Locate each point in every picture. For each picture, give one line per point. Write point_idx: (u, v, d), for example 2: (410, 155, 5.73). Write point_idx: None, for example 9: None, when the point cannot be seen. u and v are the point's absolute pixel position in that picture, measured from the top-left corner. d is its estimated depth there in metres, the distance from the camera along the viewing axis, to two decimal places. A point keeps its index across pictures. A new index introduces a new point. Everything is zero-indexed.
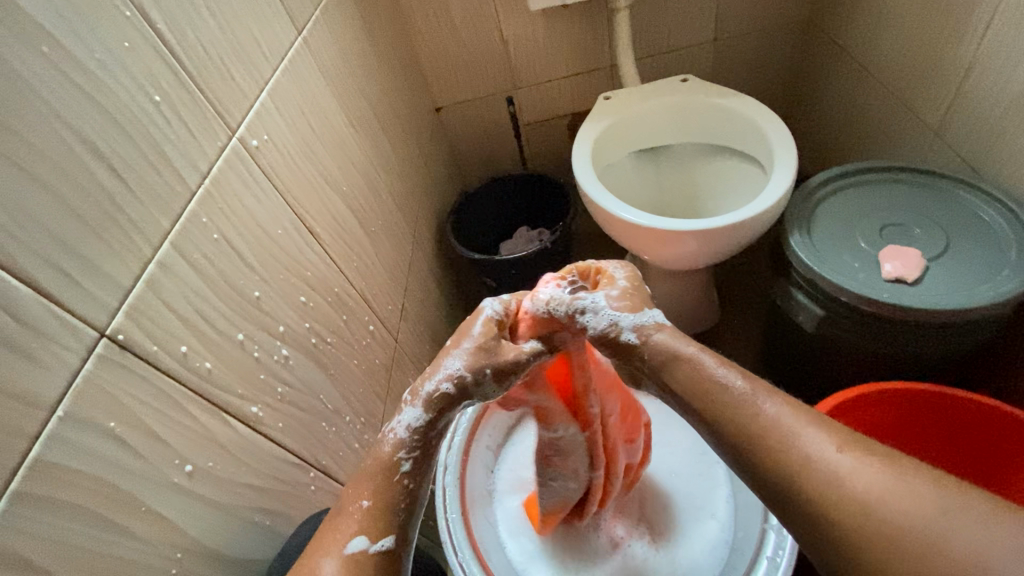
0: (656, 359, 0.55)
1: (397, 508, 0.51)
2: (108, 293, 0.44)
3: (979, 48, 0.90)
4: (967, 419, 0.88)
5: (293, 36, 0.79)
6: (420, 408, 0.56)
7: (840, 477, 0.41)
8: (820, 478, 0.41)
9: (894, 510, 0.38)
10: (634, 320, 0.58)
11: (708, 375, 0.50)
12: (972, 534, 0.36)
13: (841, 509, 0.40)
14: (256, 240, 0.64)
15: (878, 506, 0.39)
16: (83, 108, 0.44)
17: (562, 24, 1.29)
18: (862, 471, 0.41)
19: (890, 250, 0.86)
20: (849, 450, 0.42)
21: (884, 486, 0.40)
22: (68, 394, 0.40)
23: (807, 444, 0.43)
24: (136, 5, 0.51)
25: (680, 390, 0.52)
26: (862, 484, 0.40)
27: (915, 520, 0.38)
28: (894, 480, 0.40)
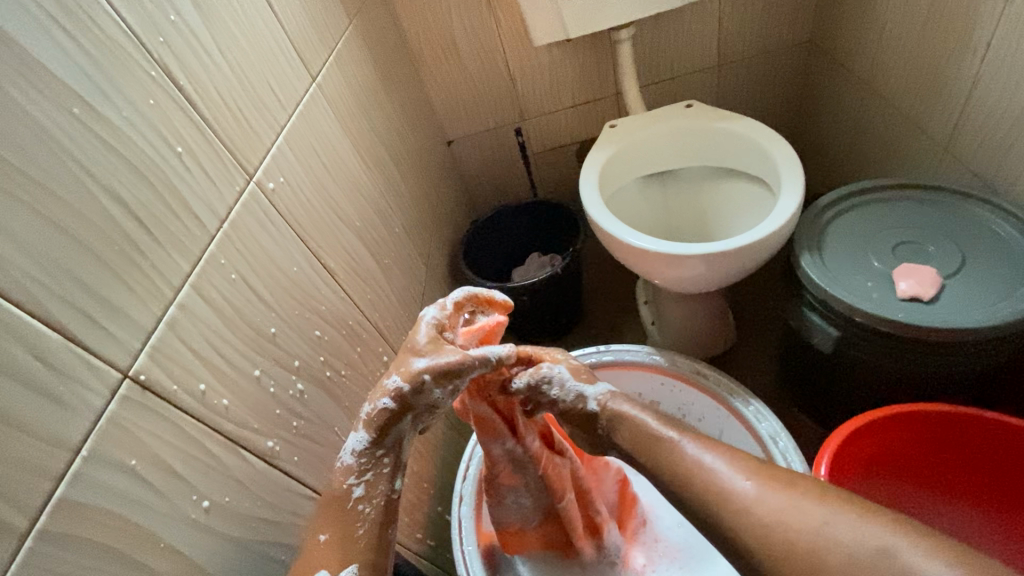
0: (611, 423, 0.66)
1: (356, 534, 0.56)
2: (130, 336, 0.47)
3: (982, 65, 0.90)
4: (992, 443, 0.84)
5: (308, 83, 0.83)
6: (362, 431, 0.59)
7: (751, 505, 0.51)
8: (740, 509, 0.51)
9: (788, 530, 0.48)
10: (594, 391, 0.68)
11: (653, 432, 0.62)
12: (844, 536, 0.46)
13: (752, 531, 0.50)
14: (272, 278, 0.67)
15: (777, 527, 0.49)
16: (110, 163, 0.48)
17: (566, 56, 1.33)
18: (766, 497, 0.51)
19: (903, 268, 0.85)
20: (756, 481, 0.53)
21: (783, 509, 0.49)
22: (91, 434, 0.42)
23: (724, 480, 0.54)
24: (160, 65, 0.55)
25: (635, 447, 0.63)
26: (765, 509, 0.50)
27: (807, 535, 0.47)
28: (787, 503, 0.50)
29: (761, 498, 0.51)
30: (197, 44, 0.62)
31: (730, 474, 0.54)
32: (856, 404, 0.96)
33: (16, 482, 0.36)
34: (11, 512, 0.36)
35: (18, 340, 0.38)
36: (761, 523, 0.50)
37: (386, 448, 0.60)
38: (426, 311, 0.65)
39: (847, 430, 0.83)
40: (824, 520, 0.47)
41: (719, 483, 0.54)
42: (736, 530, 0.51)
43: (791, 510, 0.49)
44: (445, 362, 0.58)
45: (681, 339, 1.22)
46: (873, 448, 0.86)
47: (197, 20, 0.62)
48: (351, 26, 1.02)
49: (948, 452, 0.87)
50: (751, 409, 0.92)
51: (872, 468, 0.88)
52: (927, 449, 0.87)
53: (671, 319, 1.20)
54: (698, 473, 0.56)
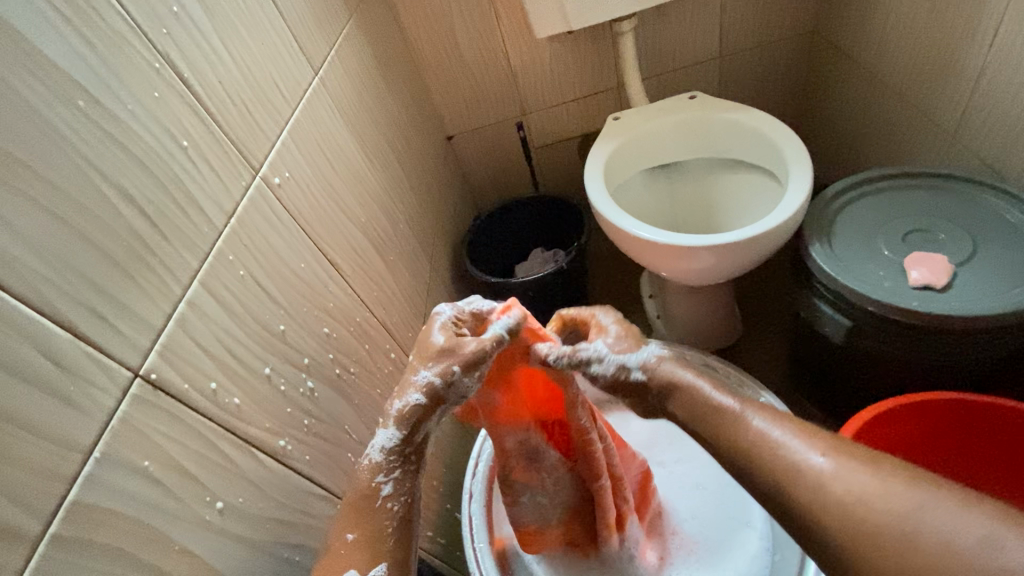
0: (664, 391, 0.59)
1: (384, 534, 0.53)
2: (141, 335, 0.45)
3: (991, 51, 0.89)
4: (1012, 434, 0.83)
5: (311, 76, 0.82)
6: (392, 427, 0.56)
7: (828, 483, 0.45)
8: (813, 485, 0.45)
9: (874, 510, 0.42)
10: (638, 358, 0.61)
11: (711, 401, 0.55)
12: (941, 520, 0.40)
13: (827, 514, 0.44)
14: (280, 275, 0.65)
15: (860, 507, 0.43)
16: (116, 157, 0.46)
17: (567, 49, 1.32)
18: (844, 475, 0.45)
19: (915, 256, 0.85)
20: (833, 456, 0.47)
21: (866, 487, 0.44)
22: (103, 436, 0.41)
23: (795, 453, 0.48)
24: (164, 57, 0.54)
25: (691, 417, 0.57)
26: (844, 487, 0.44)
27: (893, 517, 0.42)
28: (873, 483, 0.44)
29: (839, 474, 0.45)
30: (200, 35, 0.60)
31: (802, 448, 0.48)
32: (867, 394, 0.96)
33: (28, 486, 0.35)
34: (22, 516, 0.34)
35: (28, 340, 0.37)
36: (841, 502, 0.44)
37: (416, 443, 0.58)
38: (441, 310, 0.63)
39: (858, 424, 0.82)
40: (919, 504, 0.42)
41: (788, 456, 0.48)
42: (807, 505, 0.45)
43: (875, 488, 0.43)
44: (467, 352, 0.58)
45: (689, 332, 1.21)
46: (890, 438, 0.86)
47: (199, 11, 0.61)
48: (351, 20, 1.01)
49: (965, 442, 0.87)
50: (761, 401, 0.91)
51: (889, 459, 0.88)
52: (944, 439, 0.87)
53: (677, 312, 1.19)
54: (762, 446, 0.50)
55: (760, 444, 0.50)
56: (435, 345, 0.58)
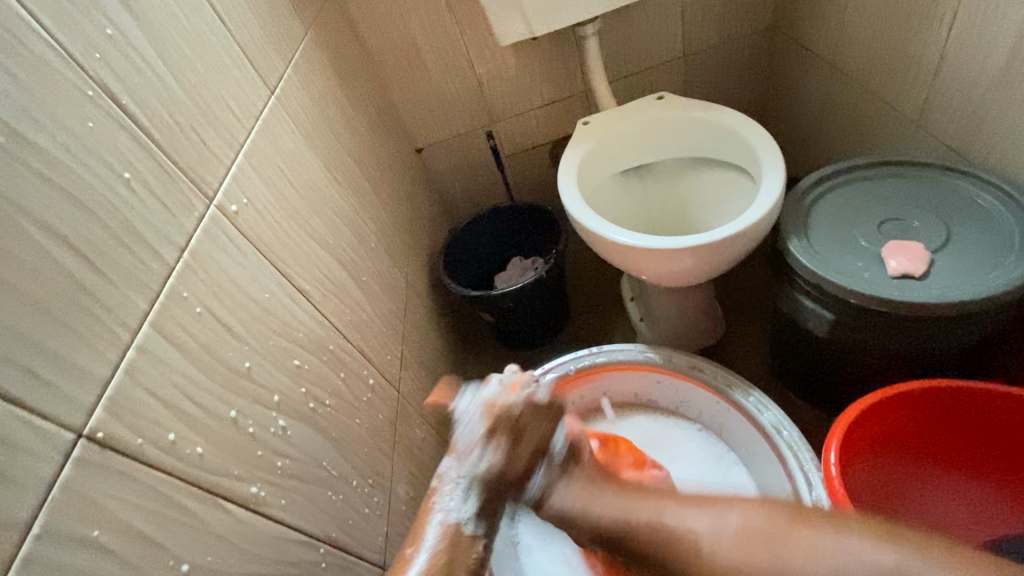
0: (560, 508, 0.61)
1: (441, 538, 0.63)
2: (84, 390, 0.41)
3: (948, 38, 0.91)
4: (1010, 416, 0.83)
5: (266, 96, 0.78)
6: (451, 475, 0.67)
7: (715, 556, 0.49)
8: (704, 560, 0.50)
9: (757, 573, 0.48)
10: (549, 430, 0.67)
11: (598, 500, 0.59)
12: (795, 548, 0.47)
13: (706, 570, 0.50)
14: (242, 309, 0.61)
15: (743, 574, 0.48)
16: (49, 198, 0.42)
17: (532, 55, 1.31)
18: (724, 533, 0.50)
19: (891, 246, 0.85)
20: (699, 511, 0.52)
21: (746, 553, 0.48)
22: (43, 508, 0.36)
23: (675, 522, 0.52)
24: (98, 83, 0.50)
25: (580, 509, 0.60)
26: (733, 560, 0.48)
27: (772, 568, 0.47)
28: (732, 534, 0.50)
29: (725, 540, 0.49)
30: (139, 58, 0.56)
31: (679, 516, 0.52)
32: (853, 385, 0.96)
33: None
34: None
35: None
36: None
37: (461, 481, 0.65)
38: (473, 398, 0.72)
39: (849, 418, 0.82)
40: (796, 557, 0.47)
41: (681, 531, 0.51)
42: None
43: (756, 554, 0.48)
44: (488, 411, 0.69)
45: (673, 334, 1.20)
46: (883, 428, 0.86)
47: (138, 33, 0.57)
48: (307, 35, 0.97)
49: (964, 427, 0.87)
50: (751, 400, 0.90)
51: (886, 448, 0.88)
52: (942, 425, 0.87)
53: (660, 314, 1.18)
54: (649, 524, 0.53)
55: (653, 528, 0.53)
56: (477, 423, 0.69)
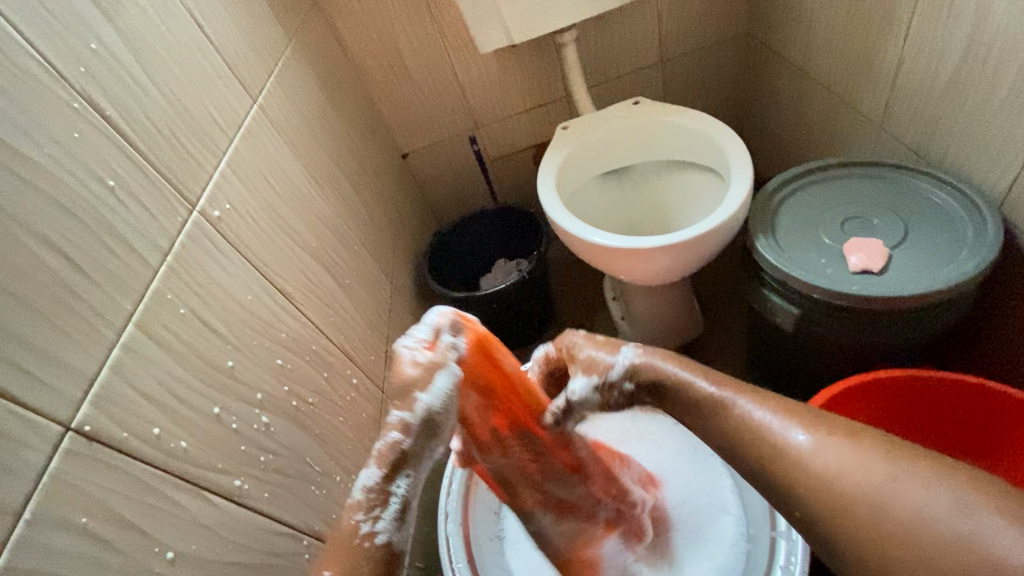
0: (651, 385, 0.60)
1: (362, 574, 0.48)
2: (71, 385, 0.44)
3: (906, 44, 0.95)
4: (971, 403, 0.87)
5: (249, 105, 0.81)
6: (374, 466, 0.53)
7: (811, 462, 0.47)
8: (794, 460, 0.48)
9: (846, 485, 0.45)
10: (621, 363, 0.62)
11: (695, 390, 0.56)
12: (912, 489, 0.43)
13: (813, 492, 0.46)
14: (226, 310, 0.64)
15: (836, 484, 0.45)
16: (36, 206, 0.45)
17: (513, 62, 1.34)
18: (825, 451, 0.47)
19: (852, 243, 0.89)
20: (814, 429, 0.49)
21: (845, 465, 0.46)
22: (34, 495, 0.39)
23: (777, 434, 0.49)
24: (83, 95, 0.53)
25: (676, 406, 0.58)
26: (826, 460, 0.46)
27: (867, 491, 0.44)
28: (849, 457, 0.46)
29: (819, 448, 0.47)
30: (124, 71, 0.59)
31: (784, 428, 0.49)
32: (822, 377, 0.99)
33: None
34: None
35: None
36: (821, 477, 0.46)
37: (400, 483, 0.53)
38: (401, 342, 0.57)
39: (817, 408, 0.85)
40: (888, 476, 0.44)
41: (773, 439, 0.49)
42: (790, 474, 0.47)
43: (850, 462, 0.46)
44: (432, 365, 0.56)
45: (653, 331, 1.23)
46: (855, 416, 0.89)
47: (122, 48, 0.59)
48: (291, 46, 1.00)
49: (928, 414, 0.91)
50: None
51: None
52: (907, 412, 0.91)
53: (639, 312, 1.21)
54: (752, 429, 0.51)
55: (760, 433, 0.50)
56: (407, 377, 0.55)
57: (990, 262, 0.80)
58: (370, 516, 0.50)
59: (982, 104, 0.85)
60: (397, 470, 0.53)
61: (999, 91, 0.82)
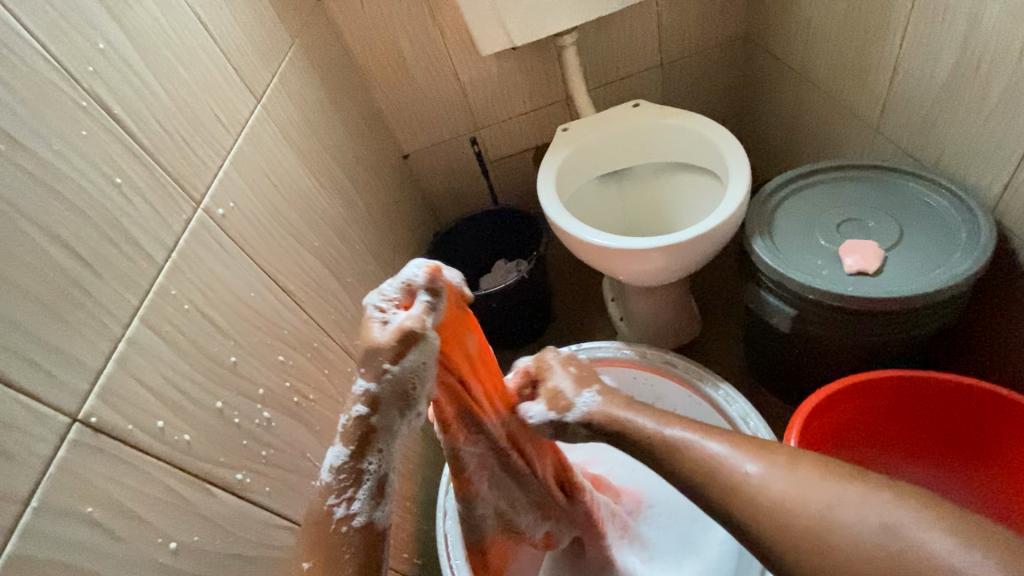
0: (607, 431, 0.57)
1: (342, 557, 0.52)
2: (78, 378, 0.45)
3: (902, 48, 0.96)
4: (969, 406, 0.87)
5: (252, 105, 0.82)
6: (340, 444, 0.53)
7: (763, 493, 0.47)
8: (747, 494, 0.47)
9: (812, 518, 0.44)
10: (578, 410, 0.59)
11: (648, 432, 0.54)
12: (857, 512, 0.44)
13: (769, 524, 0.45)
14: (229, 307, 0.65)
15: (785, 515, 0.45)
16: (45, 201, 0.46)
17: (514, 64, 1.35)
18: (773, 480, 0.47)
19: (848, 245, 0.90)
20: (760, 458, 0.49)
21: (795, 490, 0.46)
22: (41, 484, 0.40)
23: (730, 466, 0.49)
24: (91, 94, 0.53)
25: (632, 452, 0.55)
26: (778, 491, 0.46)
27: (817, 521, 0.44)
28: (796, 484, 0.46)
29: (768, 478, 0.47)
30: (130, 71, 0.60)
31: (736, 460, 0.49)
32: (820, 377, 1.00)
33: None
34: None
35: None
36: (777, 511, 0.45)
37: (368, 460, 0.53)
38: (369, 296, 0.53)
39: (811, 406, 0.86)
40: (834, 504, 0.45)
41: (725, 470, 0.49)
42: (745, 508, 0.47)
43: (799, 488, 0.46)
44: (396, 335, 0.50)
45: (651, 331, 1.24)
46: (849, 415, 0.91)
47: (129, 48, 0.60)
48: (294, 47, 1.01)
49: (924, 416, 0.92)
50: (720, 392, 0.95)
51: (849, 436, 0.93)
52: (903, 414, 0.92)
53: (637, 312, 1.22)
54: (696, 461, 0.50)
55: (706, 467, 0.50)
56: (370, 343, 0.50)
57: (983, 265, 0.81)
58: (342, 491, 0.53)
59: (976, 108, 0.86)
60: (367, 449, 0.53)
61: (993, 96, 0.83)
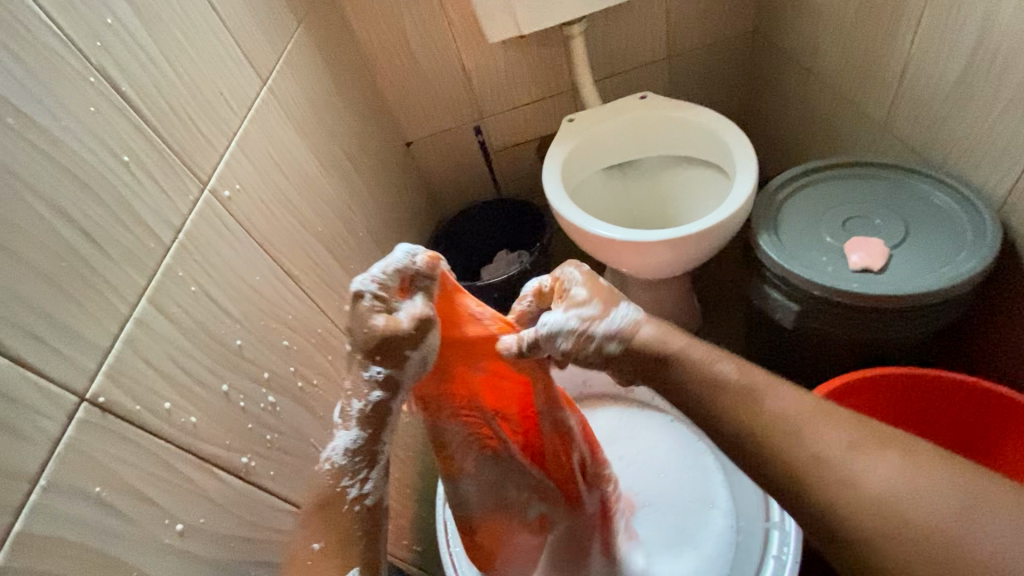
0: (650, 353, 0.60)
1: (355, 536, 0.54)
2: (86, 357, 0.44)
3: (913, 46, 0.96)
4: (971, 405, 0.88)
5: (259, 87, 0.81)
6: (353, 429, 0.58)
7: (865, 479, 0.47)
8: (846, 479, 0.48)
9: (909, 510, 0.45)
10: (614, 322, 0.62)
11: (711, 375, 0.56)
12: (969, 520, 0.44)
13: (863, 509, 0.46)
14: (234, 290, 0.64)
15: (895, 504, 0.46)
16: (53, 177, 0.45)
17: (521, 52, 1.34)
18: (879, 469, 0.47)
19: (853, 242, 0.90)
20: (860, 448, 0.49)
21: (898, 485, 0.46)
22: (50, 462, 0.39)
23: (821, 444, 0.50)
24: (99, 69, 0.52)
25: (691, 388, 0.57)
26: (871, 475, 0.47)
27: (929, 517, 0.45)
28: (903, 475, 0.47)
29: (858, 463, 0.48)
30: (138, 47, 0.59)
31: (832, 441, 0.50)
32: (820, 373, 1.00)
33: None
34: None
35: None
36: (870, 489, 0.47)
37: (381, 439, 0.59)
38: (358, 281, 0.56)
39: None
40: (949, 505, 0.45)
41: (814, 446, 0.50)
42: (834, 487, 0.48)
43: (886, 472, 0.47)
44: (411, 321, 0.56)
45: None
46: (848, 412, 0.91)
47: (137, 23, 0.59)
48: (300, 29, 1.00)
49: (925, 414, 0.92)
50: None
51: None
52: (905, 411, 0.92)
53: (639, 306, 1.23)
54: (778, 434, 0.51)
55: (794, 439, 0.50)
56: (378, 330, 0.55)
57: (988, 264, 0.81)
58: (352, 473, 0.57)
59: (986, 107, 0.86)
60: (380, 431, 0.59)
61: (1004, 95, 0.83)
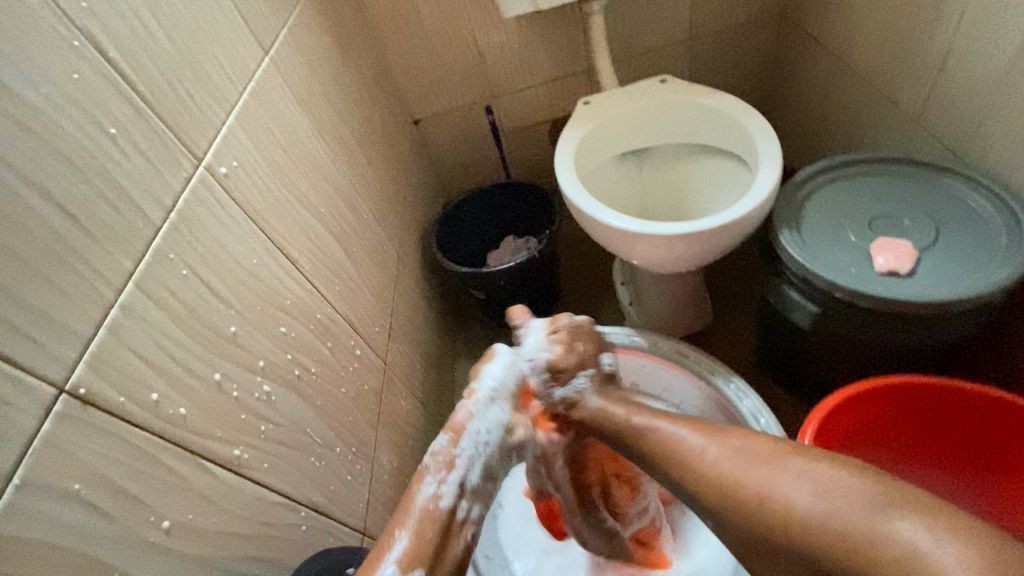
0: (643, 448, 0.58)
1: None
2: (66, 346, 0.41)
3: (956, 35, 0.90)
4: (986, 414, 0.85)
5: (260, 57, 0.76)
6: (450, 436, 0.60)
7: (710, 470, 0.51)
8: (700, 473, 0.51)
9: (744, 480, 0.48)
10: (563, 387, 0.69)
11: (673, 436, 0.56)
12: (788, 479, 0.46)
13: (709, 487, 0.50)
14: (229, 273, 0.61)
15: (732, 477, 0.49)
16: (29, 149, 0.41)
17: (536, 29, 1.28)
18: (712, 446, 0.52)
19: (880, 242, 0.86)
20: (701, 432, 0.54)
21: (736, 467, 0.49)
22: (24, 460, 0.37)
23: (692, 448, 0.53)
24: (84, 34, 0.48)
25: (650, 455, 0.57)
26: (722, 470, 0.50)
27: (757, 484, 0.47)
28: (732, 454, 0.50)
29: (724, 461, 0.50)
30: (128, 10, 0.54)
31: (693, 439, 0.54)
32: (837, 379, 0.97)
33: None
34: None
35: None
36: (724, 485, 0.49)
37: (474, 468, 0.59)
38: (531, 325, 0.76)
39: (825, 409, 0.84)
40: (772, 475, 0.47)
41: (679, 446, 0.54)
42: (703, 489, 0.51)
43: (747, 470, 0.48)
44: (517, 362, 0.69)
45: (660, 319, 1.21)
46: (857, 420, 0.89)
47: None
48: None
49: (940, 423, 0.90)
50: (731, 387, 0.95)
51: (857, 442, 0.91)
52: (920, 420, 0.89)
53: (649, 299, 1.20)
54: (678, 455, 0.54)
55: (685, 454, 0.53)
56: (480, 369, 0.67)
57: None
58: (439, 478, 0.57)
59: None
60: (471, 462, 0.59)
61: None
